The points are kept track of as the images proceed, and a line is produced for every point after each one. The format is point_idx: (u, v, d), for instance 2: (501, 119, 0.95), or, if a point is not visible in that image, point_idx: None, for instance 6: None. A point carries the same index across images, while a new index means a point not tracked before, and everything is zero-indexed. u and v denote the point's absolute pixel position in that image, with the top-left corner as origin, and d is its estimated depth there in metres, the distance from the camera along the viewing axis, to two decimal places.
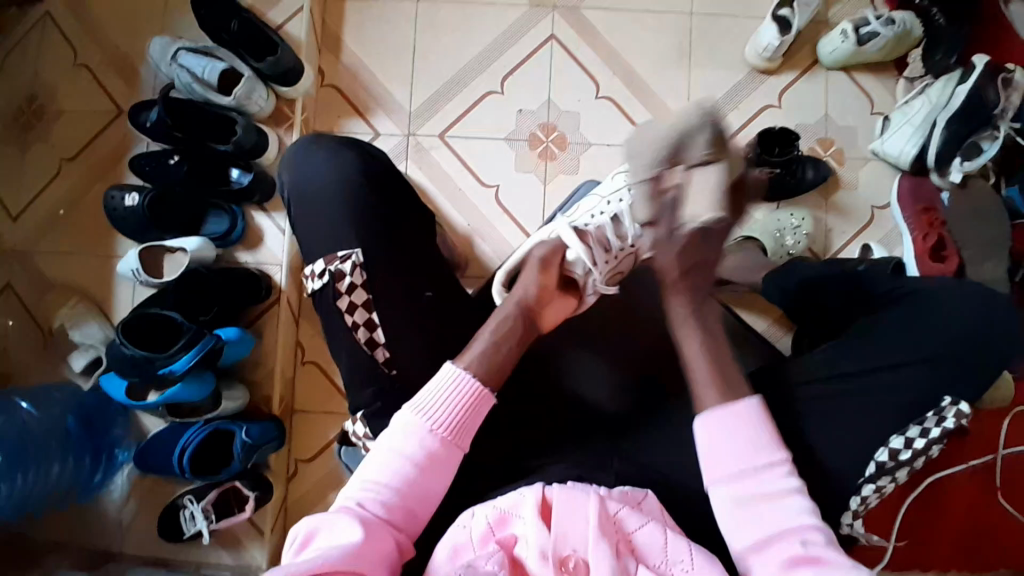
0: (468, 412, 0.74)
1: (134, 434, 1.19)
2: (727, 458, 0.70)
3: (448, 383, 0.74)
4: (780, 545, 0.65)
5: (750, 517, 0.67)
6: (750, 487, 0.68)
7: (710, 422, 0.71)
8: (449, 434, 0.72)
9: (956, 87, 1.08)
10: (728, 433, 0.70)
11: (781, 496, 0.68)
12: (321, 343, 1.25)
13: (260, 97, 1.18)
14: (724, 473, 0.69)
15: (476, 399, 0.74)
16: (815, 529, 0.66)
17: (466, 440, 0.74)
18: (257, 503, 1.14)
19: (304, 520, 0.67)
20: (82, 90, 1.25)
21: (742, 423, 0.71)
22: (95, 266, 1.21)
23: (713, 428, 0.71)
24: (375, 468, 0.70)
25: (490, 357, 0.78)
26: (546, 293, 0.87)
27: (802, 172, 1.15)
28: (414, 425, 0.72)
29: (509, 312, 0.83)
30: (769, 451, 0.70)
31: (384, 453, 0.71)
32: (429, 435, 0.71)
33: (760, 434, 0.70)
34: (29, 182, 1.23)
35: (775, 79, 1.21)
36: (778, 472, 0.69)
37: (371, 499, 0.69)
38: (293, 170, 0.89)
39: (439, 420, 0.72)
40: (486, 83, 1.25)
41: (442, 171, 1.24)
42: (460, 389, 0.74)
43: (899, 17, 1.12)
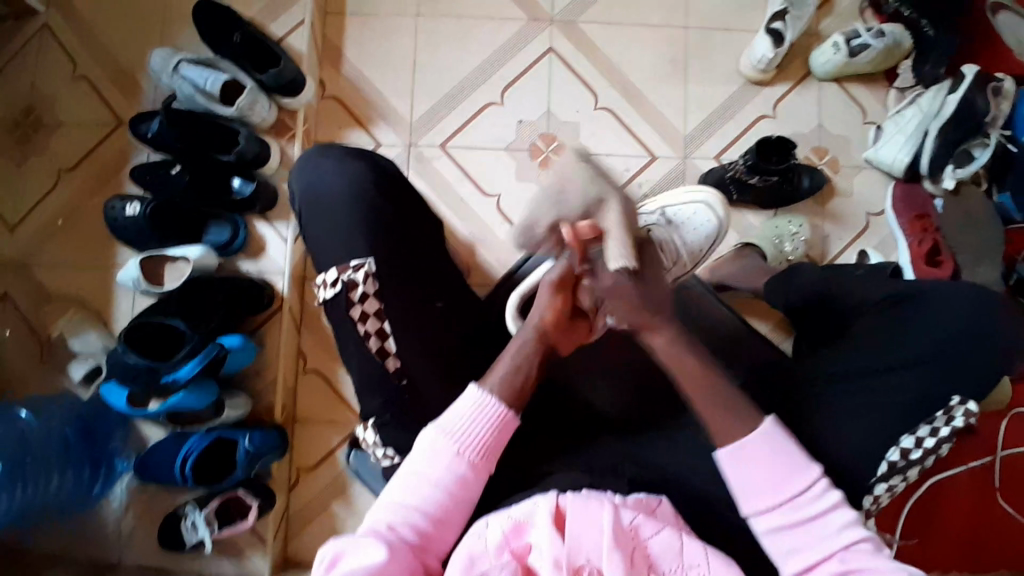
0: (495, 435, 0.76)
1: (133, 445, 1.18)
2: (759, 488, 0.70)
3: (475, 407, 0.76)
4: (828, 564, 0.67)
5: (793, 547, 0.69)
6: (788, 513, 0.69)
7: (733, 454, 0.71)
8: (476, 457, 0.74)
9: (947, 97, 1.11)
10: (753, 456, 0.71)
11: (822, 515, 0.69)
12: (324, 353, 1.25)
13: (263, 108, 1.18)
14: (760, 505, 0.70)
15: (501, 423, 0.76)
16: (861, 538, 0.68)
17: (492, 461, 0.76)
18: (259, 512, 1.13)
19: (329, 543, 0.66)
20: (83, 101, 1.25)
21: (767, 450, 0.71)
22: (97, 276, 1.20)
23: (744, 459, 0.71)
24: (403, 491, 0.73)
25: (513, 380, 0.79)
26: (560, 319, 0.83)
27: (798, 179, 1.16)
28: (442, 449, 0.74)
29: (528, 338, 0.82)
30: (802, 473, 0.70)
31: (413, 477, 0.73)
32: (456, 458, 0.73)
33: (793, 457, 0.71)
34: (28, 192, 1.23)
35: (770, 89, 1.23)
36: (814, 493, 0.69)
37: (400, 522, 0.70)
38: (300, 180, 0.90)
39: (467, 444, 0.74)
40: (485, 94, 1.27)
41: (443, 181, 1.25)
42: (488, 412, 0.76)
43: (888, 30, 1.16)
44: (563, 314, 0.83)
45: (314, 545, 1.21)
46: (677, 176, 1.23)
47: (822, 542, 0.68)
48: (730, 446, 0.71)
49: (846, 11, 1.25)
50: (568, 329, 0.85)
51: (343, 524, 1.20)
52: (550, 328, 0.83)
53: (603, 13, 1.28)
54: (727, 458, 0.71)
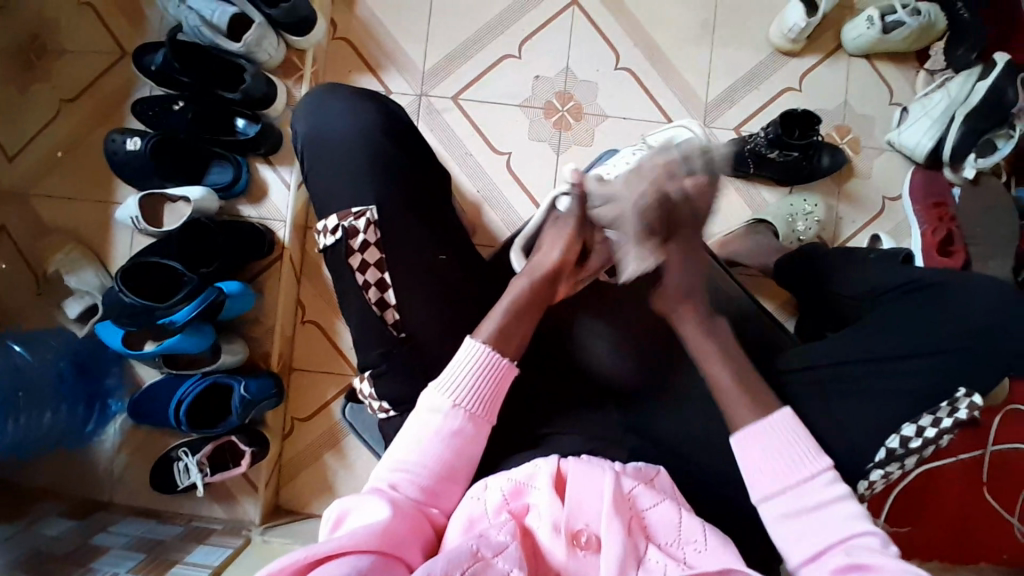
0: (490, 385, 0.75)
1: (128, 385, 1.16)
2: (772, 470, 0.71)
3: (466, 358, 0.75)
4: (831, 554, 0.66)
5: (800, 533, 0.68)
6: (794, 501, 0.69)
7: (747, 439, 0.73)
8: (474, 408, 0.73)
9: (976, 84, 1.08)
10: (764, 441, 0.72)
11: (830, 503, 0.69)
12: (323, 303, 1.23)
13: (271, 46, 1.13)
14: (765, 489, 0.70)
15: (495, 371, 0.75)
16: (867, 533, 0.66)
17: (492, 414, 0.75)
18: (252, 458, 1.13)
19: (337, 501, 0.67)
20: (83, 27, 1.19)
21: (783, 434, 0.72)
22: (94, 213, 1.17)
23: (750, 446, 0.73)
24: (404, 449, 0.72)
25: (506, 328, 0.77)
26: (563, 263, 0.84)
27: (818, 157, 1.14)
28: (436, 404, 0.73)
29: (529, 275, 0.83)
30: (812, 461, 0.71)
31: (412, 436, 0.72)
32: (453, 411, 0.73)
33: (804, 446, 0.72)
34: (25, 120, 1.19)
35: (798, 61, 1.19)
36: (824, 480, 0.70)
37: (403, 481, 0.70)
38: (308, 119, 0.86)
39: (464, 395, 0.73)
40: (503, 46, 1.22)
41: (453, 134, 1.22)
42: (478, 362, 0.75)
43: (925, 8, 1.10)
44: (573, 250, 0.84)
45: (306, 491, 1.21)
46: None
47: (832, 533, 0.67)
48: (742, 429, 0.74)
49: None
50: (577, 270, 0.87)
51: (335, 475, 1.21)
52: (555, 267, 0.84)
53: None
54: (741, 439, 0.73)
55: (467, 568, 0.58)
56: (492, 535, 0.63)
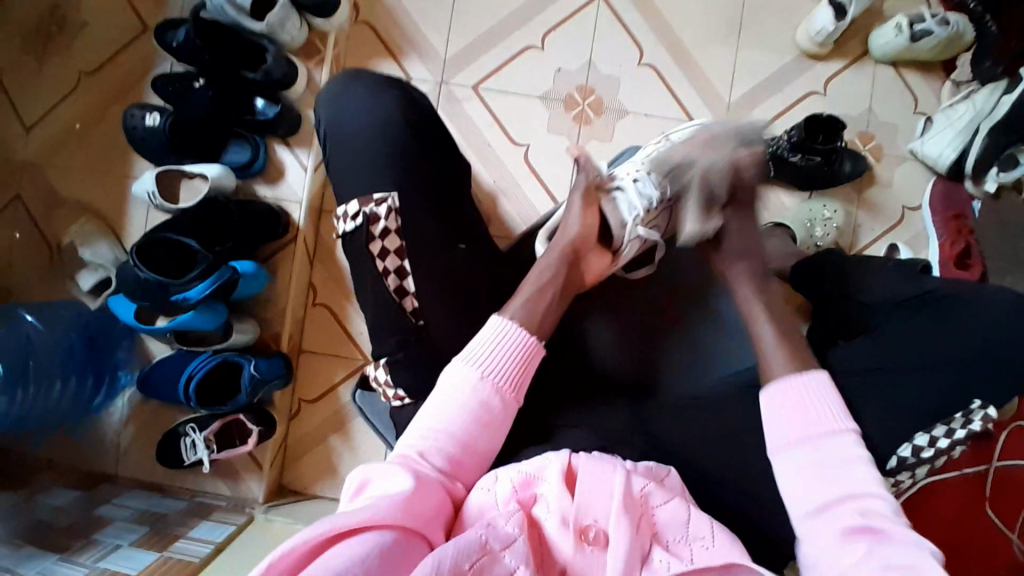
0: (519, 363, 0.76)
1: (139, 359, 1.17)
2: (796, 422, 0.71)
3: (500, 333, 0.76)
4: (840, 510, 0.64)
5: (811, 488, 0.67)
6: (813, 450, 0.68)
7: (776, 392, 0.74)
8: (503, 383, 0.74)
9: (1002, 96, 1.06)
10: (791, 397, 0.73)
11: (846, 459, 0.67)
12: (334, 287, 1.23)
13: (293, 27, 1.12)
14: (779, 433, 0.72)
15: (525, 350, 0.76)
16: (878, 498, 0.64)
17: (518, 393, 0.75)
18: (259, 438, 1.15)
19: (360, 469, 0.67)
20: (107, 0, 1.19)
21: (809, 392, 0.73)
22: (111, 187, 1.17)
23: (776, 399, 0.73)
24: (430, 417, 0.72)
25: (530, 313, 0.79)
26: (585, 238, 0.88)
27: (840, 163, 1.12)
28: (466, 375, 0.73)
29: (553, 260, 0.85)
30: (836, 419, 0.70)
31: (440, 405, 0.73)
32: (482, 383, 0.73)
33: (830, 403, 0.71)
34: (45, 92, 1.19)
35: (823, 65, 1.18)
36: (841, 438, 0.68)
37: (430, 449, 0.70)
38: (334, 103, 0.86)
39: (492, 369, 0.74)
40: (526, 37, 1.21)
41: (471, 123, 1.21)
42: (512, 337, 0.76)
43: (954, 18, 1.09)
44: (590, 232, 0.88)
45: (310, 473, 1.22)
46: None
47: (844, 486, 0.65)
48: (774, 383, 0.74)
49: None
50: (594, 255, 0.89)
51: (340, 458, 1.21)
52: (575, 247, 0.86)
53: None
54: (770, 393, 0.74)
55: (475, 561, 0.58)
56: (500, 525, 0.64)
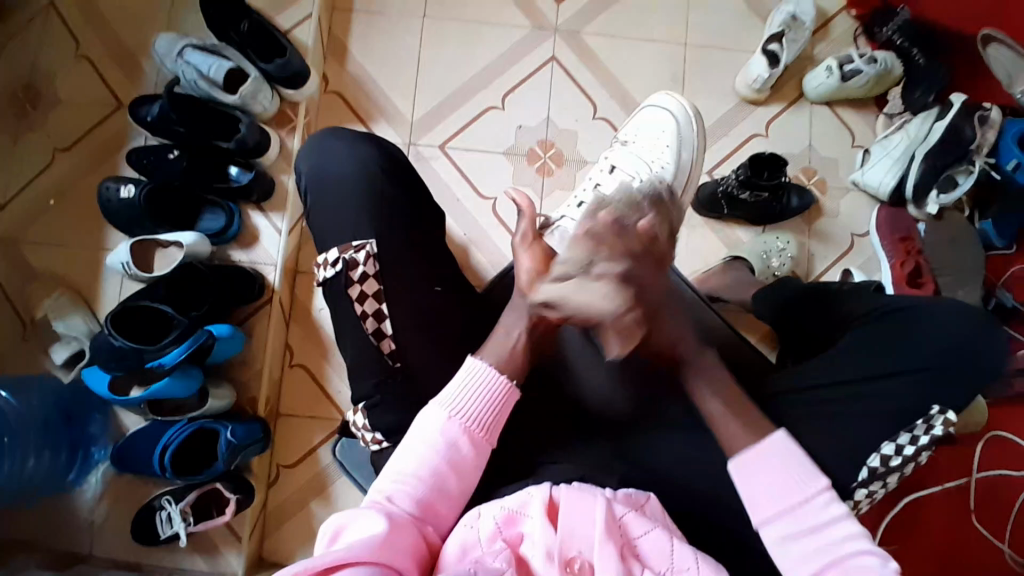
0: (491, 404, 0.77)
1: (111, 433, 1.14)
2: (772, 494, 0.71)
3: (471, 374, 0.77)
4: (835, 575, 0.66)
5: (801, 557, 0.68)
6: (797, 522, 0.69)
7: (744, 463, 0.73)
8: (474, 425, 0.75)
9: (934, 124, 1.16)
10: (764, 464, 0.72)
11: (827, 525, 0.68)
12: (311, 347, 1.24)
13: (265, 98, 1.18)
14: (769, 515, 0.70)
15: (497, 391, 0.77)
16: (866, 553, 0.66)
17: (490, 436, 0.76)
18: (238, 506, 1.11)
19: (334, 516, 0.66)
20: (81, 81, 1.23)
21: (780, 458, 0.72)
22: (85, 259, 1.18)
23: (750, 472, 0.72)
24: (403, 461, 0.73)
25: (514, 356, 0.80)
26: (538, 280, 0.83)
27: (787, 198, 1.20)
28: (437, 417, 0.75)
29: (518, 307, 0.83)
30: (808, 482, 0.70)
31: (412, 448, 0.74)
32: (452, 425, 0.74)
33: (796, 468, 0.71)
34: (19, 168, 1.21)
35: (764, 109, 1.27)
36: (821, 501, 0.69)
37: (400, 493, 0.71)
38: (313, 159, 0.89)
39: (464, 412, 0.75)
40: (487, 98, 1.29)
41: (440, 181, 1.26)
42: (483, 377, 0.77)
43: (880, 58, 1.20)
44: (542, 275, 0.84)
45: (291, 541, 1.19)
46: None
47: (829, 551, 0.67)
48: (738, 458, 0.73)
49: (841, 37, 1.29)
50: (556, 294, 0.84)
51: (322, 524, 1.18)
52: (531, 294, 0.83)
53: (608, 24, 1.30)
54: (738, 470, 0.73)
55: None
56: (488, 561, 0.65)
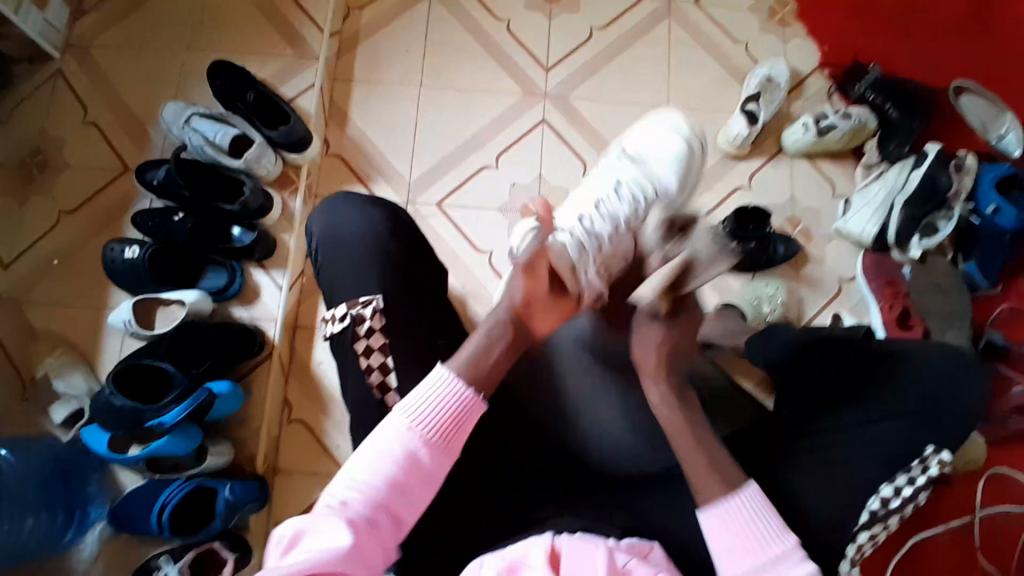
0: (455, 414, 0.74)
1: (110, 492, 1.13)
2: (742, 545, 0.71)
3: (436, 385, 0.75)
4: None
5: None
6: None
7: (715, 517, 0.73)
8: (436, 436, 0.72)
9: (911, 173, 1.22)
10: (737, 517, 0.72)
11: None
12: (310, 402, 1.24)
13: (269, 162, 1.23)
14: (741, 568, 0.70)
15: (462, 402, 0.75)
16: None
17: (453, 446, 0.74)
18: (235, 566, 1.09)
19: (289, 521, 0.65)
20: (90, 148, 1.28)
21: (751, 509, 0.72)
22: (88, 319, 1.20)
23: (722, 519, 0.72)
24: (358, 468, 0.70)
25: (479, 358, 0.77)
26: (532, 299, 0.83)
27: (773, 248, 1.24)
28: (399, 425, 0.72)
29: (500, 320, 0.81)
30: (780, 540, 0.71)
31: (369, 455, 0.71)
32: (413, 434, 0.72)
33: (769, 526, 0.72)
34: (26, 230, 1.24)
35: (747, 162, 1.33)
36: (793, 559, 0.70)
37: (355, 499, 0.68)
38: (323, 221, 0.94)
39: (425, 421, 0.73)
40: (480, 159, 1.34)
41: (438, 237, 1.30)
42: (448, 389, 0.75)
43: (854, 113, 1.27)
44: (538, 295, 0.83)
45: None
46: None
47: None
48: (716, 508, 0.73)
49: (816, 95, 1.36)
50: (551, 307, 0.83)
51: None
52: (523, 308, 0.82)
53: (594, 88, 1.37)
54: (708, 520, 0.73)
55: None
56: None
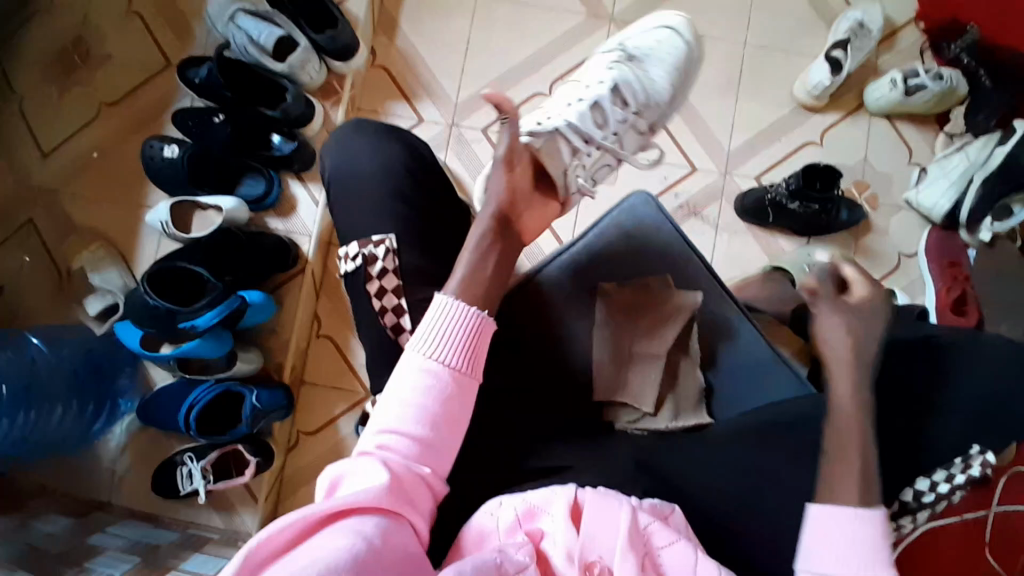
0: (472, 340, 0.72)
1: (140, 386, 1.18)
2: (839, 555, 0.65)
3: (444, 311, 0.72)
4: None
5: None
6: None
7: (829, 513, 0.68)
8: (461, 365, 0.71)
9: (995, 148, 1.10)
10: (850, 527, 0.67)
11: None
12: (339, 318, 1.25)
13: (313, 69, 1.18)
14: (827, 570, 0.65)
15: (477, 327, 0.73)
16: None
17: (476, 369, 0.72)
18: (257, 468, 1.13)
19: (328, 469, 0.66)
20: (131, 38, 1.24)
21: (868, 527, 0.66)
22: (126, 217, 1.20)
23: (832, 523, 0.67)
24: (388, 411, 0.69)
25: (475, 262, 0.78)
26: (516, 195, 0.86)
27: (836, 212, 1.15)
28: (417, 361, 0.70)
29: (485, 219, 0.83)
30: (884, 566, 0.65)
31: (394, 398, 0.69)
32: (437, 368, 0.70)
33: (879, 550, 0.66)
34: (65, 121, 1.22)
35: (819, 117, 1.23)
36: None
37: (392, 441, 0.68)
38: (340, 151, 0.91)
39: (444, 350, 0.71)
40: (534, 84, 1.26)
41: (480, 164, 1.25)
42: (459, 314, 0.72)
43: (946, 74, 1.15)
44: (519, 192, 0.87)
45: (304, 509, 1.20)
46: (716, 192, 1.22)
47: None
48: (831, 507, 0.68)
49: (906, 50, 1.24)
50: (533, 208, 0.89)
51: None
52: (508, 208, 0.85)
53: None
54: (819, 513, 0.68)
55: None
56: (512, 553, 0.65)
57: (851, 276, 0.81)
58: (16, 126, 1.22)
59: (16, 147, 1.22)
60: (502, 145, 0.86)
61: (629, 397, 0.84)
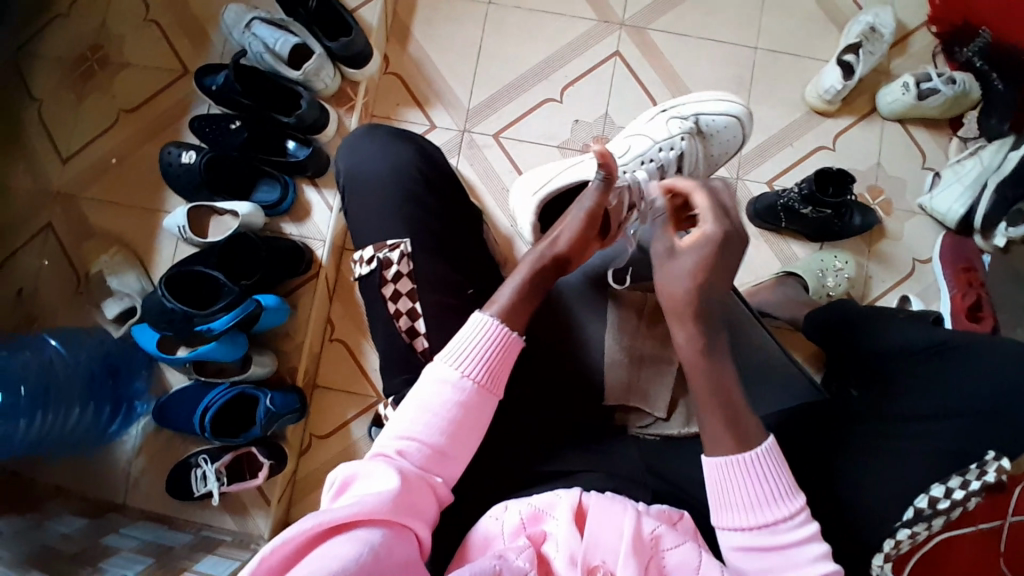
0: (498, 357, 0.73)
1: (155, 387, 1.19)
2: (738, 504, 0.68)
3: (476, 328, 0.73)
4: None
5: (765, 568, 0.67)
6: (759, 534, 0.68)
7: (719, 466, 0.69)
8: (483, 381, 0.71)
9: (1009, 153, 1.11)
10: (744, 471, 0.68)
11: (793, 545, 0.67)
12: (352, 323, 1.26)
13: (327, 76, 1.19)
14: (734, 522, 0.68)
15: (503, 343, 0.73)
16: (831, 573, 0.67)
17: (498, 386, 0.73)
18: (269, 472, 1.14)
19: (341, 467, 0.67)
20: (150, 46, 1.26)
21: (758, 468, 0.68)
22: (144, 222, 1.22)
23: (729, 473, 0.69)
24: (408, 419, 0.70)
25: (521, 301, 0.76)
26: (582, 244, 0.81)
27: (849, 217, 1.15)
28: (443, 374, 0.71)
29: (540, 258, 0.79)
30: (786, 501, 0.68)
31: (416, 407, 0.70)
32: (461, 382, 0.71)
33: (777, 486, 0.68)
34: (85, 127, 1.25)
35: (831, 122, 1.23)
36: (791, 522, 0.68)
37: (409, 448, 0.69)
38: (354, 154, 0.92)
39: (471, 365, 0.72)
40: (545, 90, 1.27)
41: (492, 170, 1.26)
42: (488, 331, 0.73)
43: (959, 77, 1.15)
44: (588, 241, 0.81)
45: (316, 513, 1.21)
46: None
47: (791, 570, 0.66)
48: (719, 458, 0.69)
49: (920, 53, 1.23)
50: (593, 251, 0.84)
51: None
52: (566, 255, 0.80)
53: (674, 24, 1.27)
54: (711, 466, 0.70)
55: None
56: (512, 559, 0.65)
57: (702, 206, 0.72)
58: (37, 133, 1.25)
59: (37, 153, 1.24)
60: (591, 196, 0.82)
61: (640, 401, 0.84)
